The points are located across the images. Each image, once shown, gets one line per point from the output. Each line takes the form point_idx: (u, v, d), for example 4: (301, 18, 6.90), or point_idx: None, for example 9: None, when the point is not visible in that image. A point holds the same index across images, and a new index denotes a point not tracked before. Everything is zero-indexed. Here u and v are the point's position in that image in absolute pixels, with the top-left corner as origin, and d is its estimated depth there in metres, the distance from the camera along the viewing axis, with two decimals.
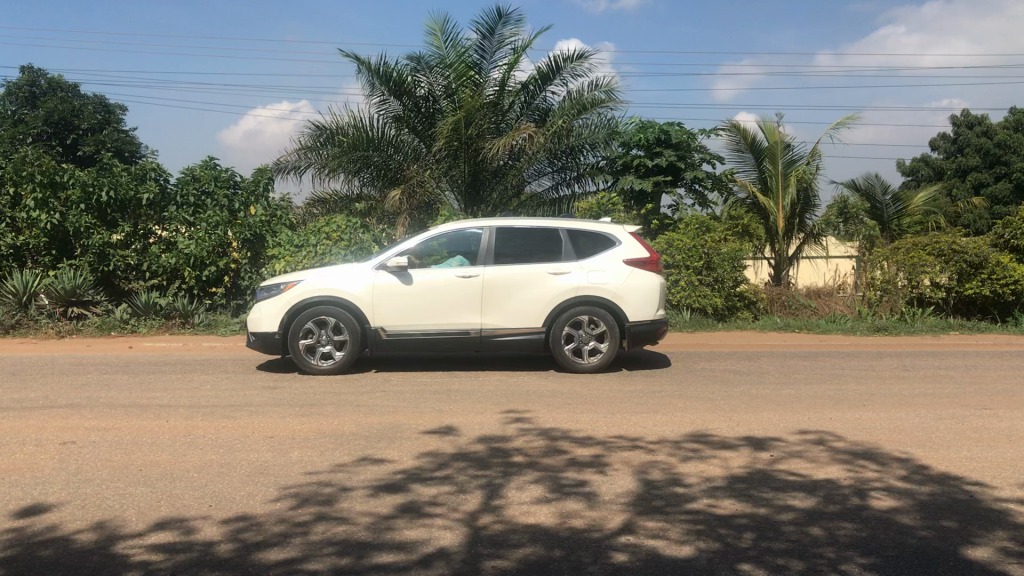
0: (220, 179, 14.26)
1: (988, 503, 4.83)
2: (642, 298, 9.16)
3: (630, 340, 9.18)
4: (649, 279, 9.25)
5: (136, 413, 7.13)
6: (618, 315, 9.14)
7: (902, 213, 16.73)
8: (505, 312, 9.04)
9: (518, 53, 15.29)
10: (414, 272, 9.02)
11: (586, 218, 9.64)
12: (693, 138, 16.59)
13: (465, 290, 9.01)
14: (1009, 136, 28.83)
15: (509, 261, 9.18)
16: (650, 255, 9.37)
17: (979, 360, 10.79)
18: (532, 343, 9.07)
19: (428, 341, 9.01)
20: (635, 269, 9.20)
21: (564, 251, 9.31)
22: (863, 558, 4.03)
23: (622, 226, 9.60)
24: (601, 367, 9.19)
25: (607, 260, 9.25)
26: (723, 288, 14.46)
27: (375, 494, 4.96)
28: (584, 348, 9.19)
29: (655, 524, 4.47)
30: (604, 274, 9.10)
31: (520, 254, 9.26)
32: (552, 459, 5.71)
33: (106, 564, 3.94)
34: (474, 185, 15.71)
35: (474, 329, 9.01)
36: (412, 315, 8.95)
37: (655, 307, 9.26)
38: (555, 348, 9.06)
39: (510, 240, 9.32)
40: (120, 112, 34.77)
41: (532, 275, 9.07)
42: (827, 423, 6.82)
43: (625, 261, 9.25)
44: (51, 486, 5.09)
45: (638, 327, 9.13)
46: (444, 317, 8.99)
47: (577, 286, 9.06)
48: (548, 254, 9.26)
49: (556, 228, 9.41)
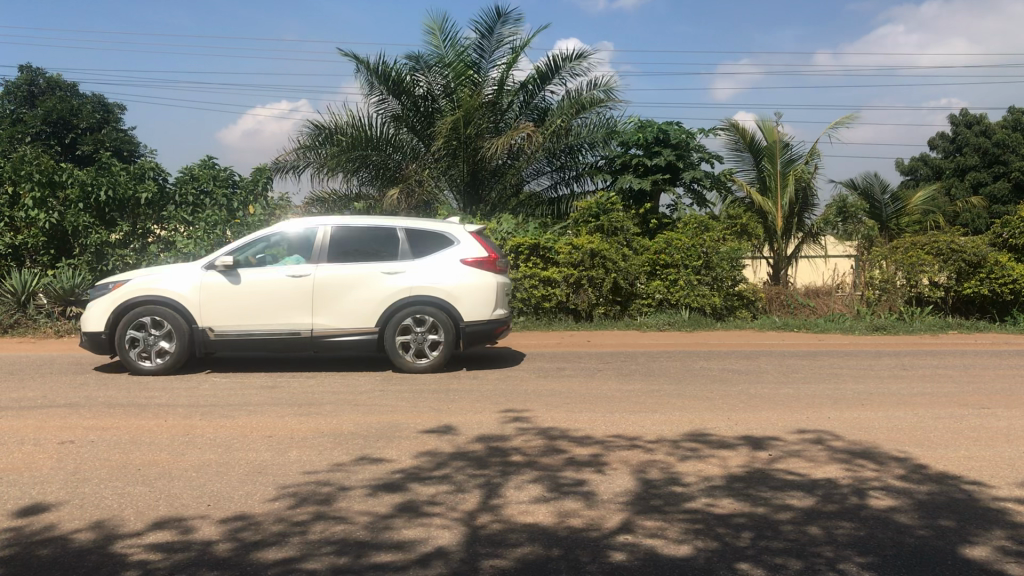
0: (218, 178, 14.25)
1: (986, 502, 4.84)
2: (475, 298, 9.06)
3: (467, 340, 9.13)
4: (486, 279, 9.16)
5: (134, 412, 7.12)
6: (452, 315, 9.06)
7: (901, 212, 16.86)
8: (333, 313, 8.95)
9: (517, 53, 15.34)
10: (243, 272, 8.94)
11: (430, 219, 9.59)
12: (691, 137, 16.56)
13: (296, 289, 8.92)
14: (1008, 135, 28.77)
15: (342, 260, 9.11)
16: (489, 255, 9.31)
17: (977, 359, 10.80)
18: (365, 343, 9.00)
19: (260, 341, 8.93)
20: (471, 268, 9.13)
21: (402, 251, 9.23)
22: (861, 557, 4.03)
23: (464, 226, 9.56)
24: (435, 367, 9.14)
25: (442, 260, 9.18)
26: (722, 287, 14.55)
27: (373, 493, 4.96)
28: (422, 348, 9.13)
29: (653, 523, 4.48)
30: (436, 275, 9.02)
31: (355, 254, 9.17)
32: (550, 458, 5.71)
33: (104, 564, 3.94)
34: (474, 185, 15.89)
35: (305, 329, 8.94)
36: (241, 316, 8.87)
37: (492, 308, 9.18)
38: (392, 349, 8.99)
39: (347, 239, 9.23)
40: (119, 111, 34.73)
41: (363, 275, 8.98)
42: (826, 422, 6.82)
43: (462, 260, 9.18)
44: (49, 485, 5.08)
45: (472, 326, 9.06)
46: (271, 319, 8.90)
47: (410, 286, 8.98)
48: (382, 254, 9.17)
49: (395, 229, 9.34)
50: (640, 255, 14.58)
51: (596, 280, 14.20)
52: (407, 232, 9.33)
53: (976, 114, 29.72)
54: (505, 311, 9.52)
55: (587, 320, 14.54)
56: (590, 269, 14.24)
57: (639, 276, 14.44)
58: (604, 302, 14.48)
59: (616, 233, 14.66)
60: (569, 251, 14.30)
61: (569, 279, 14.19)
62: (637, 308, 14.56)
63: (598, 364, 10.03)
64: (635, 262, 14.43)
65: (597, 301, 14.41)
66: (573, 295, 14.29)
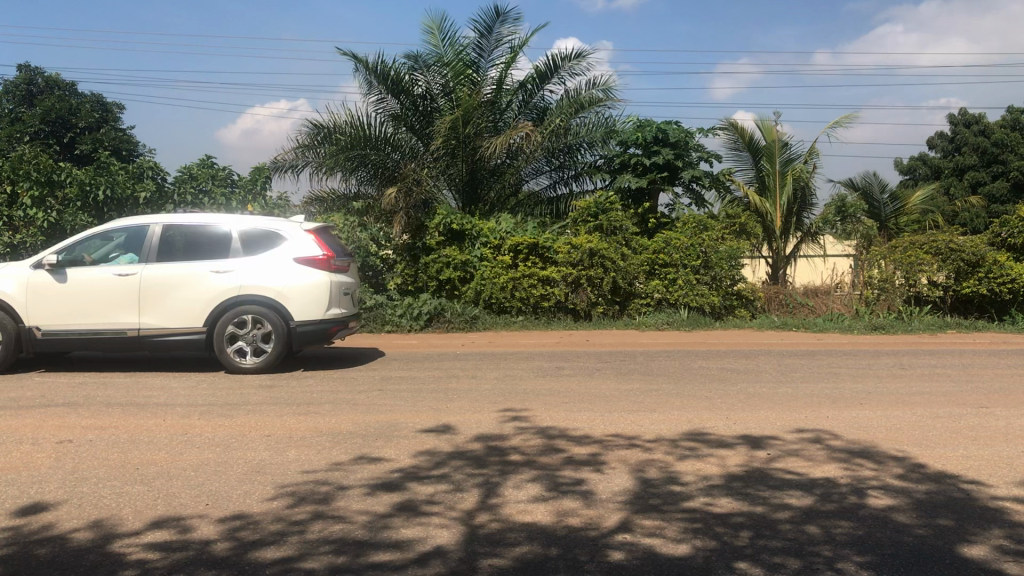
0: (217, 177, 14.34)
1: (984, 501, 4.85)
2: (305, 298, 8.95)
3: (298, 343, 8.98)
4: (319, 279, 9.03)
5: (133, 412, 7.11)
6: (282, 316, 8.94)
7: (899, 211, 16.79)
8: (162, 312, 8.87)
9: (516, 52, 15.31)
10: (70, 271, 8.91)
11: (272, 217, 9.46)
12: (690, 136, 16.56)
13: (123, 289, 8.86)
14: (1007, 135, 28.64)
15: (171, 260, 9.01)
16: (324, 253, 9.17)
17: (975, 359, 10.82)
18: (192, 343, 8.91)
19: (87, 341, 8.88)
20: (301, 268, 9.00)
21: (232, 250, 9.12)
22: (859, 556, 4.03)
23: (305, 224, 9.42)
24: (262, 368, 9.00)
25: (276, 259, 9.05)
26: (720, 286, 14.57)
27: (372, 493, 4.96)
28: (251, 348, 9.01)
29: (651, 523, 4.48)
30: (267, 274, 8.91)
31: (186, 253, 9.08)
32: (548, 457, 5.71)
33: (102, 563, 3.93)
34: (472, 184, 15.92)
35: (131, 329, 8.88)
36: (69, 315, 8.84)
37: (325, 307, 9.06)
38: (216, 347, 8.90)
39: (181, 238, 9.14)
40: (117, 109, 34.69)
41: (189, 274, 8.89)
42: (825, 422, 6.83)
43: (296, 259, 9.05)
44: (48, 485, 5.08)
45: (303, 327, 8.94)
46: (98, 316, 8.87)
47: (239, 285, 8.88)
48: (212, 253, 9.07)
49: (231, 228, 9.22)
50: (639, 254, 14.61)
51: (595, 279, 14.22)
52: (241, 232, 9.19)
53: (975, 113, 29.72)
54: (344, 312, 9.40)
55: (586, 319, 14.61)
56: (589, 268, 14.27)
57: (638, 275, 14.44)
58: (603, 301, 14.51)
59: (615, 232, 14.68)
60: (568, 250, 14.35)
61: (568, 278, 14.26)
62: (636, 308, 14.55)
63: (597, 363, 10.04)
64: (634, 261, 14.42)
65: (596, 301, 14.44)
66: (572, 295, 14.40)
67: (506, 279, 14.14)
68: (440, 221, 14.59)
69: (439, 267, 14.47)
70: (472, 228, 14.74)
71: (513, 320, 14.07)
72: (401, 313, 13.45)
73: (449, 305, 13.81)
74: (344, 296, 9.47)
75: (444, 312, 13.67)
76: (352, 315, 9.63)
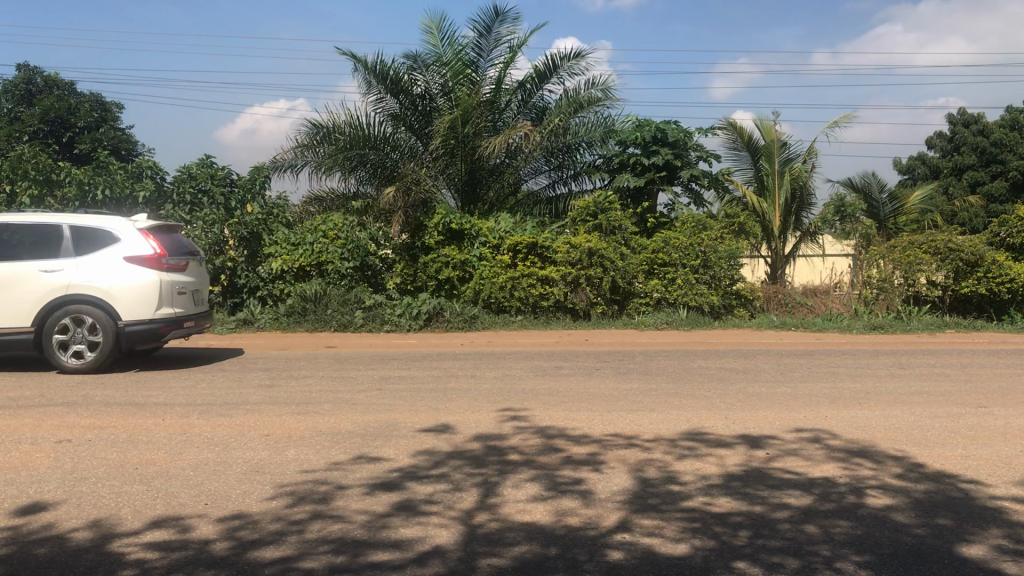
0: (216, 177, 14.25)
1: (982, 500, 4.85)
2: (134, 298, 8.78)
3: (129, 343, 8.80)
4: (148, 279, 8.86)
5: (132, 412, 7.10)
6: (111, 315, 8.77)
7: (898, 211, 16.84)
8: None
9: (515, 51, 15.32)
10: None
11: (111, 216, 9.29)
12: (689, 136, 16.56)
13: None
14: (1006, 135, 28.66)
15: (6, 259, 8.85)
16: (155, 251, 8.98)
17: (973, 358, 10.83)
18: (23, 343, 8.73)
19: None
20: (130, 267, 8.83)
21: (62, 249, 8.95)
22: (858, 556, 4.04)
23: (140, 222, 9.24)
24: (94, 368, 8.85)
25: (104, 258, 8.88)
26: (719, 286, 14.58)
27: (371, 492, 4.96)
28: (82, 347, 8.87)
29: (650, 522, 4.48)
30: (93, 274, 8.76)
31: (16, 252, 8.90)
32: (547, 457, 5.72)
33: (101, 563, 3.93)
34: (471, 183, 15.91)
35: None
36: None
37: (156, 307, 8.89)
38: (45, 347, 8.76)
39: (13, 237, 8.97)
40: (117, 108, 34.65)
41: (17, 274, 8.73)
42: (823, 421, 6.84)
43: (125, 258, 8.88)
44: (46, 485, 5.07)
45: (132, 327, 8.77)
46: None
47: (67, 285, 8.72)
48: (42, 253, 8.89)
49: (63, 227, 9.05)
50: (638, 254, 14.65)
51: (594, 278, 14.23)
52: (74, 231, 9.03)
53: (974, 113, 29.72)
54: (180, 312, 9.20)
55: (585, 318, 14.61)
56: (588, 267, 14.27)
57: (637, 275, 14.47)
58: (602, 301, 14.53)
59: (614, 232, 14.71)
60: (567, 249, 14.36)
61: (567, 278, 14.27)
62: (635, 307, 14.55)
63: (595, 363, 10.04)
64: (634, 261, 14.46)
65: (595, 300, 14.46)
66: (571, 294, 14.40)
67: (505, 279, 14.14)
68: (440, 220, 14.49)
69: (438, 266, 14.47)
70: (471, 227, 14.73)
71: (512, 320, 14.07)
72: (400, 313, 13.43)
73: (448, 305, 13.81)
74: (181, 295, 9.27)
75: (443, 312, 13.67)
76: (190, 314, 9.43)
